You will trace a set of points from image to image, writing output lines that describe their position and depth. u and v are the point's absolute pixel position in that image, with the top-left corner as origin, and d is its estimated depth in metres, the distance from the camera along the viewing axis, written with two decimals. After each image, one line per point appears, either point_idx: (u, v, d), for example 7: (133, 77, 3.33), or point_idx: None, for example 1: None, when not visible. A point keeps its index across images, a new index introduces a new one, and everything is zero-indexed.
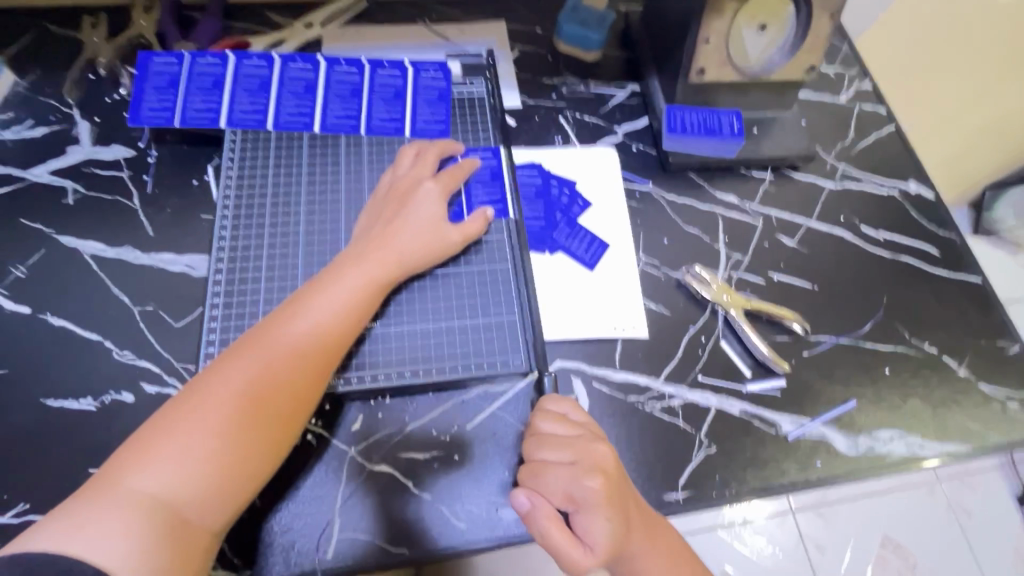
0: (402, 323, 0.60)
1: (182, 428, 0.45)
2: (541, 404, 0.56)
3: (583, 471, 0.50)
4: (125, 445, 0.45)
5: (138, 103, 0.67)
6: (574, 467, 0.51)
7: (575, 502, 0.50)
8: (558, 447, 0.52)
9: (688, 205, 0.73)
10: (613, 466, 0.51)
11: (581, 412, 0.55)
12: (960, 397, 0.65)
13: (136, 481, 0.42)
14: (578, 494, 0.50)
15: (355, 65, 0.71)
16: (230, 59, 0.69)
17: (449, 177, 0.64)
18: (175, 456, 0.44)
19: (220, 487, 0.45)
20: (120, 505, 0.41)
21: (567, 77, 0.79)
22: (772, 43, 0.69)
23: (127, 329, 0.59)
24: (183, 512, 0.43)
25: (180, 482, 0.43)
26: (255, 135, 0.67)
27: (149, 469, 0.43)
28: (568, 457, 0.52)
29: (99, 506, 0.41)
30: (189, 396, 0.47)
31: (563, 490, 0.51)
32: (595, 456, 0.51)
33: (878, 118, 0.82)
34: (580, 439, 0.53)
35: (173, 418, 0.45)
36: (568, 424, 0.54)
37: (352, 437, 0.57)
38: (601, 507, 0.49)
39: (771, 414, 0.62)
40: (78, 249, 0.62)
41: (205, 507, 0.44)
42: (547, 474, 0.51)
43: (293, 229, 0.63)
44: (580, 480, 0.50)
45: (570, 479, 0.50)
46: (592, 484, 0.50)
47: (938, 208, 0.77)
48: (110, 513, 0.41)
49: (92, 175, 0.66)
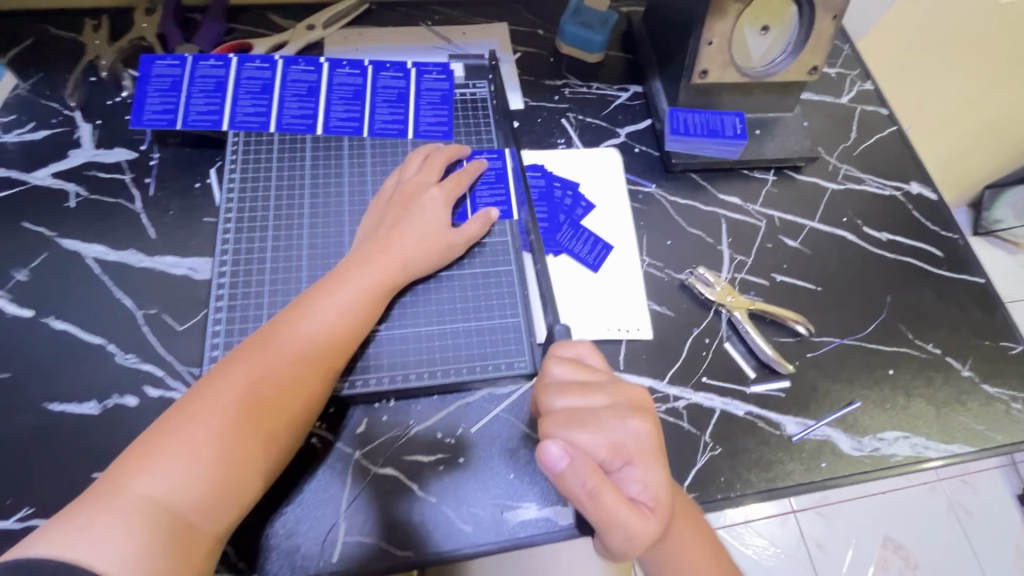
0: (407, 326, 0.59)
1: (187, 431, 0.45)
2: (552, 350, 0.52)
3: (623, 415, 0.47)
4: (130, 448, 0.44)
5: (140, 106, 0.66)
6: (611, 412, 0.47)
7: (619, 452, 0.46)
8: (588, 391, 0.48)
9: (691, 207, 0.73)
10: (647, 407, 0.49)
11: (598, 358, 0.52)
12: (963, 398, 0.65)
13: (141, 484, 0.42)
14: (623, 439, 0.46)
15: (358, 67, 0.71)
16: (232, 62, 0.69)
17: (454, 181, 0.64)
18: (180, 460, 0.44)
19: (225, 491, 0.45)
20: (124, 509, 0.41)
21: (570, 79, 0.79)
22: (774, 44, 0.70)
23: (130, 333, 0.59)
24: (187, 516, 0.43)
25: (184, 486, 0.43)
26: (258, 138, 0.67)
27: (154, 472, 0.43)
28: (601, 402, 0.48)
29: (103, 510, 0.41)
30: (195, 398, 0.47)
31: (604, 437, 0.45)
32: (629, 400, 0.49)
33: (880, 119, 0.82)
34: (609, 384, 0.50)
35: (179, 420, 0.45)
36: (589, 369, 0.50)
37: (357, 441, 0.57)
38: (649, 453, 0.46)
39: (776, 415, 0.62)
40: (81, 252, 0.62)
41: (209, 511, 0.44)
42: (585, 421, 0.46)
43: (296, 232, 0.62)
44: (622, 424, 0.46)
45: (610, 423, 0.46)
46: (634, 427, 0.47)
47: (941, 208, 0.77)
48: (114, 517, 0.41)
49: (94, 179, 0.66)
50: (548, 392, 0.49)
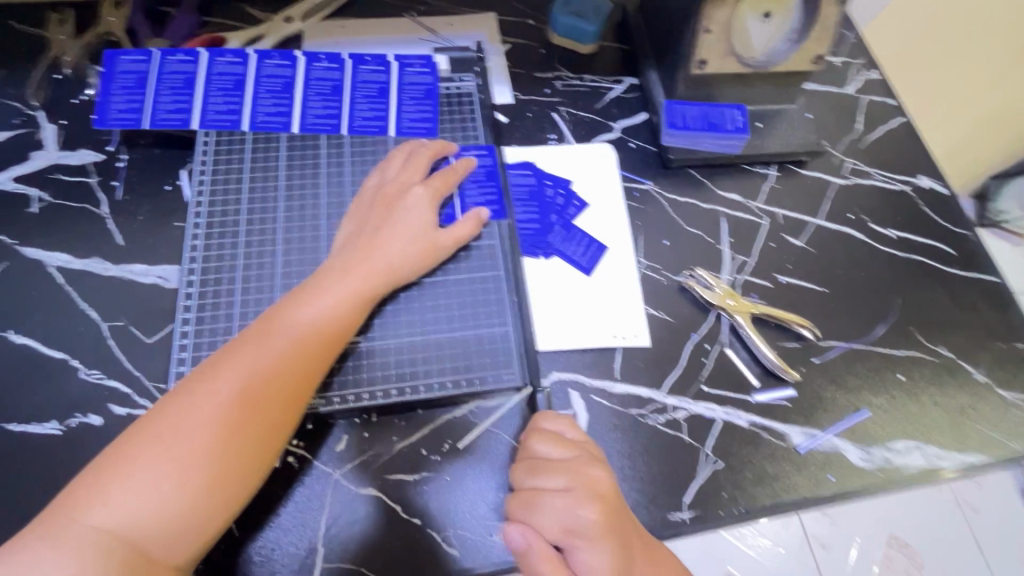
0: (390, 337, 0.56)
1: (146, 457, 0.41)
2: (535, 423, 0.53)
3: (579, 500, 0.47)
4: (84, 474, 0.41)
5: (104, 104, 0.63)
6: (569, 495, 0.48)
7: (573, 535, 0.46)
8: (551, 472, 0.49)
9: (689, 205, 0.69)
10: (610, 489, 0.49)
11: (576, 430, 0.52)
12: (978, 404, 0.62)
13: (94, 517, 0.39)
14: (574, 524, 0.47)
15: (336, 60, 0.67)
16: (202, 56, 0.65)
17: (441, 181, 0.60)
18: (138, 489, 0.40)
19: (190, 521, 0.41)
20: (77, 545, 0.38)
21: (561, 71, 0.75)
22: (776, 32, 0.65)
23: (95, 347, 0.55)
24: (147, 549, 0.40)
25: (143, 517, 0.40)
26: (230, 137, 0.63)
27: (109, 502, 0.40)
28: (563, 483, 0.48)
29: (53, 546, 0.38)
30: (159, 417, 0.43)
31: (557, 520, 0.47)
32: (593, 482, 0.48)
33: (887, 109, 0.79)
34: (575, 461, 0.50)
35: (141, 442, 0.42)
36: (561, 444, 0.51)
37: (336, 459, 0.53)
38: (600, 537, 0.46)
39: (781, 426, 0.58)
40: (43, 261, 0.59)
41: (171, 543, 0.41)
42: (541, 504, 0.48)
43: (271, 237, 0.59)
44: (576, 509, 0.47)
45: (563, 508, 0.47)
46: (588, 513, 0.47)
47: (952, 203, 0.73)
48: (67, 553, 0.38)
49: (58, 183, 0.62)
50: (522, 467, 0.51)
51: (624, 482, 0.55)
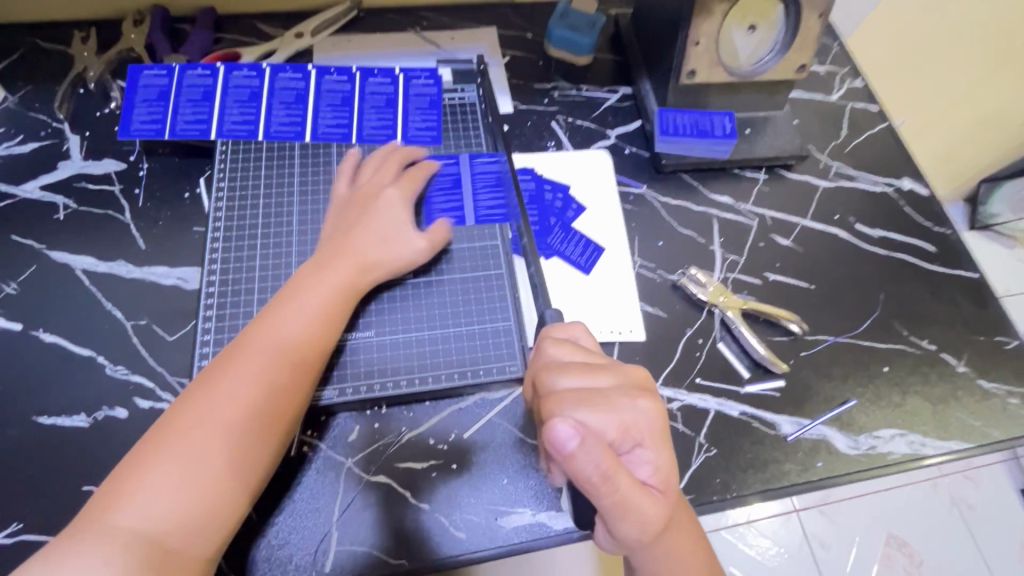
0: (396, 332, 0.59)
1: (158, 460, 0.44)
2: (548, 332, 0.50)
3: (636, 394, 0.45)
4: (104, 486, 0.44)
5: (128, 117, 0.67)
6: (621, 389, 0.45)
7: (630, 432, 0.43)
8: (593, 371, 0.46)
9: (682, 207, 0.73)
10: (649, 387, 0.48)
11: (592, 339, 0.50)
12: (960, 394, 0.65)
13: (116, 520, 0.42)
14: (634, 419, 0.44)
15: (346, 73, 0.71)
16: (219, 70, 0.69)
17: (409, 181, 0.63)
18: (154, 490, 0.43)
19: (207, 514, 0.44)
20: (103, 546, 0.41)
21: (559, 82, 0.79)
22: (761, 43, 0.69)
23: (119, 344, 0.58)
24: (170, 542, 0.42)
25: (162, 514, 0.43)
26: (246, 147, 0.67)
27: (129, 506, 0.43)
28: (607, 380, 0.45)
29: (80, 550, 0.41)
30: (166, 425, 0.46)
31: (616, 417, 0.43)
32: (636, 377, 0.47)
33: (871, 115, 0.82)
34: (612, 362, 0.47)
35: (152, 449, 0.45)
36: (586, 349, 0.48)
37: (349, 448, 0.56)
38: (658, 434, 0.44)
39: (770, 415, 0.61)
40: (70, 264, 0.62)
41: (193, 536, 0.43)
42: (592, 400, 0.43)
43: (285, 239, 0.62)
44: (634, 404, 0.44)
45: (619, 402, 0.44)
46: (646, 407, 0.45)
47: (933, 204, 0.77)
48: (94, 555, 0.40)
49: (83, 191, 0.66)
50: (548, 371, 0.46)
51: None
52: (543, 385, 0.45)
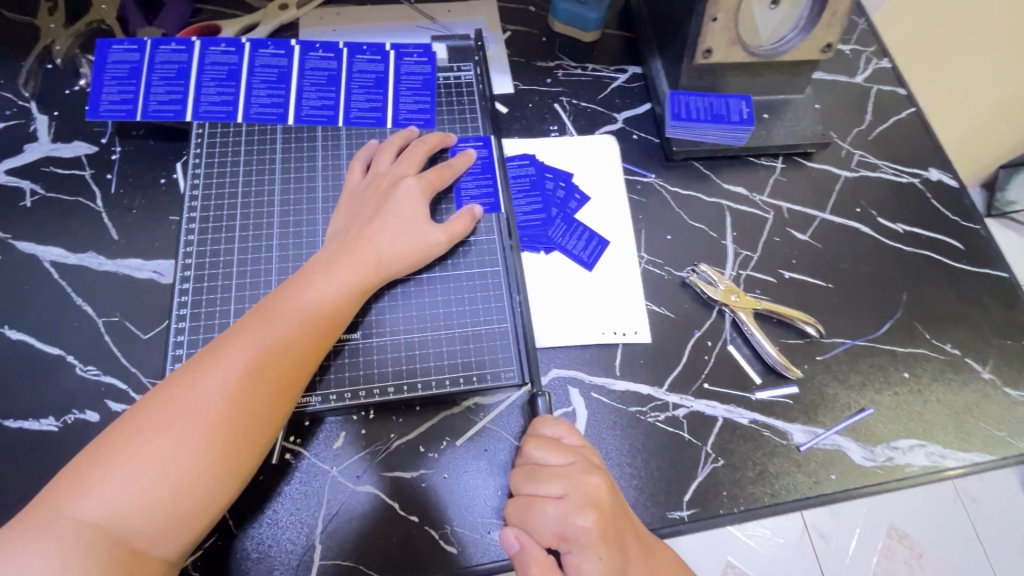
0: (386, 333, 0.55)
1: (131, 452, 0.41)
2: (535, 427, 0.49)
3: (577, 507, 0.44)
4: (71, 465, 0.41)
5: (97, 96, 0.62)
6: (564, 502, 0.44)
7: (566, 543, 0.43)
8: (545, 478, 0.46)
9: (693, 199, 0.68)
10: (608, 498, 0.45)
11: (574, 435, 0.48)
12: (984, 402, 0.61)
13: (78, 510, 0.39)
14: (569, 532, 0.43)
15: (332, 50, 0.66)
16: (195, 46, 0.63)
17: (434, 175, 0.59)
18: (119, 483, 0.40)
19: (173, 518, 0.41)
20: (63, 538, 0.38)
21: (563, 60, 0.73)
22: (785, 19, 0.63)
23: (91, 342, 0.55)
24: (132, 543, 0.39)
25: (127, 511, 0.39)
26: (224, 129, 0.62)
27: (93, 495, 0.39)
28: (559, 489, 0.45)
29: (36, 537, 0.38)
30: (145, 413, 0.43)
31: (550, 528, 0.44)
32: (591, 489, 0.45)
33: (898, 99, 0.77)
34: (572, 468, 0.46)
35: (126, 440, 0.41)
36: (558, 449, 0.47)
37: (333, 456, 0.53)
38: (596, 547, 0.43)
39: (782, 424, 0.58)
40: (38, 256, 0.58)
41: (157, 537, 0.40)
42: (536, 511, 0.44)
43: (266, 231, 0.58)
44: (571, 518, 0.43)
45: (558, 517, 0.44)
46: (584, 522, 0.43)
47: (962, 197, 0.71)
48: (53, 546, 0.37)
49: (51, 175, 0.62)
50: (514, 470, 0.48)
51: (623, 478, 0.54)
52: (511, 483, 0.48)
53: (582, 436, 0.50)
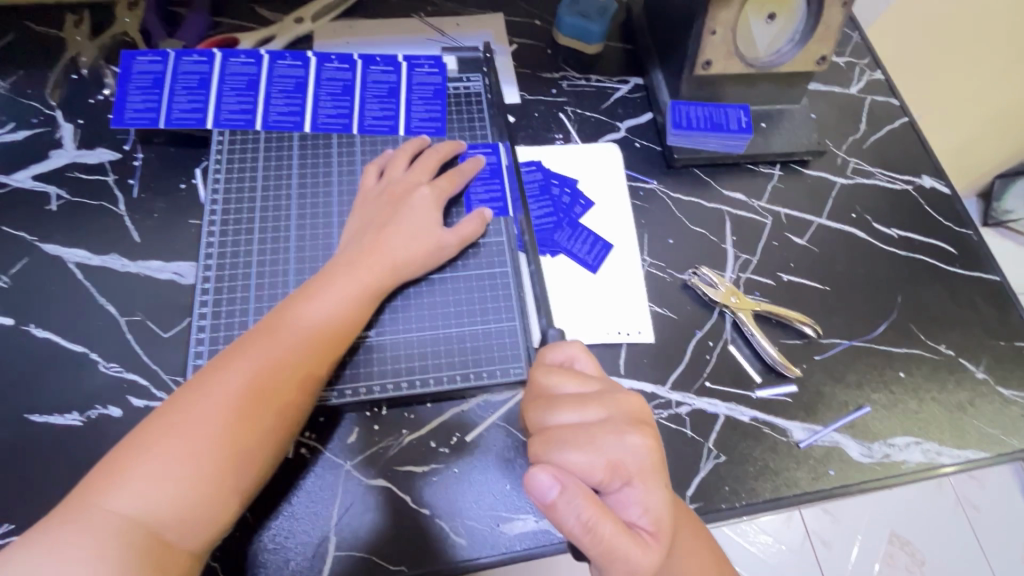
0: (399, 331, 0.57)
1: (163, 445, 0.43)
2: (543, 357, 0.50)
3: (623, 428, 0.44)
4: (106, 459, 0.43)
5: (122, 104, 0.64)
6: (609, 425, 0.44)
7: (618, 470, 0.42)
8: (583, 404, 0.45)
9: (694, 204, 0.70)
10: (646, 418, 0.46)
11: (594, 364, 0.49)
12: (978, 401, 0.63)
13: (112, 501, 0.40)
14: (620, 456, 0.43)
15: (347, 61, 0.68)
16: (216, 57, 0.66)
17: (447, 181, 0.62)
18: (152, 475, 0.42)
19: (201, 509, 0.42)
20: (97, 528, 0.39)
21: (567, 71, 0.76)
22: (781, 33, 0.66)
23: (113, 341, 0.57)
24: (163, 533, 0.41)
25: (159, 503, 0.41)
26: (243, 136, 0.64)
27: (127, 488, 0.41)
28: (598, 414, 0.45)
29: (71, 528, 0.39)
30: (175, 408, 0.45)
31: (601, 455, 0.42)
32: (630, 410, 0.46)
33: (891, 109, 0.79)
34: (603, 393, 0.46)
35: (158, 433, 0.43)
36: (583, 378, 0.47)
37: (348, 450, 0.55)
38: (650, 472, 0.43)
39: (782, 421, 0.60)
40: (63, 257, 0.60)
41: (186, 528, 0.42)
42: (583, 436, 0.43)
43: (283, 233, 0.60)
44: (620, 440, 0.43)
45: (608, 439, 0.43)
46: (634, 441, 0.44)
47: (954, 204, 0.74)
48: (87, 536, 0.39)
49: (76, 181, 0.64)
50: (538, 407, 0.46)
51: None
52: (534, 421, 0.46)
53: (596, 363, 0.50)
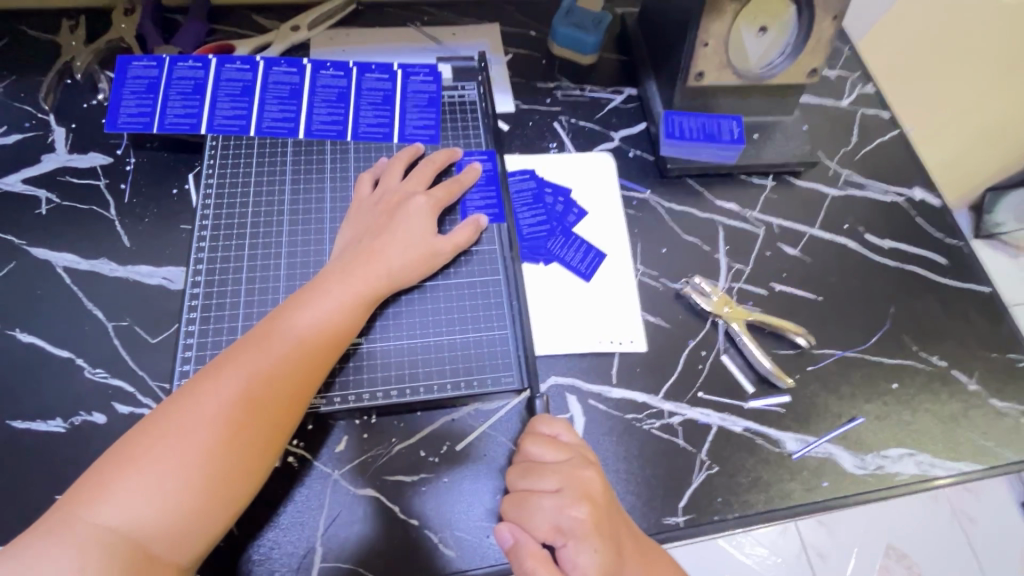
0: (390, 339, 0.57)
1: (150, 457, 0.42)
2: (534, 426, 0.52)
3: (571, 500, 0.46)
4: (91, 470, 0.42)
5: (116, 109, 0.64)
6: (560, 496, 0.47)
7: (561, 535, 0.45)
8: (542, 474, 0.48)
9: (687, 214, 0.70)
10: (600, 492, 0.47)
11: (573, 434, 0.51)
12: (970, 413, 0.63)
13: (96, 515, 0.40)
14: (563, 524, 0.45)
15: (342, 69, 0.69)
16: (211, 63, 0.66)
17: (443, 191, 0.62)
18: (139, 487, 0.41)
19: (188, 522, 0.42)
20: (81, 542, 0.39)
21: (562, 81, 0.77)
22: (772, 46, 0.68)
23: (100, 347, 0.56)
24: (148, 546, 0.40)
25: (146, 516, 0.40)
26: (237, 142, 0.64)
27: (112, 501, 0.40)
28: (554, 484, 0.48)
29: (56, 542, 0.38)
30: (163, 418, 0.44)
31: (547, 520, 0.46)
32: (585, 483, 0.47)
33: (881, 122, 0.80)
34: (569, 464, 0.49)
35: (145, 445, 0.42)
36: (556, 447, 0.50)
37: (336, 459, 0.54)
38: (590, 539, 0.45)
39: (775, 432, 0.59)
40: (52, 262, 0.60)
41: (172, 541, 0.41)
42: (532, 505, 0.47)
43: (275, 239, 0.60)
44: (565, 510, 0.46)
45: (554, 509, 0.46)
46: (579, 514, 0.46)
47: (945, 215, 0.74)
48: (70, 550, 0.38)
49: (67, 185, 0.64)
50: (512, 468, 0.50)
51: (619, 485, 0.55)
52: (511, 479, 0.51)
53: (579, 436, 0.52)
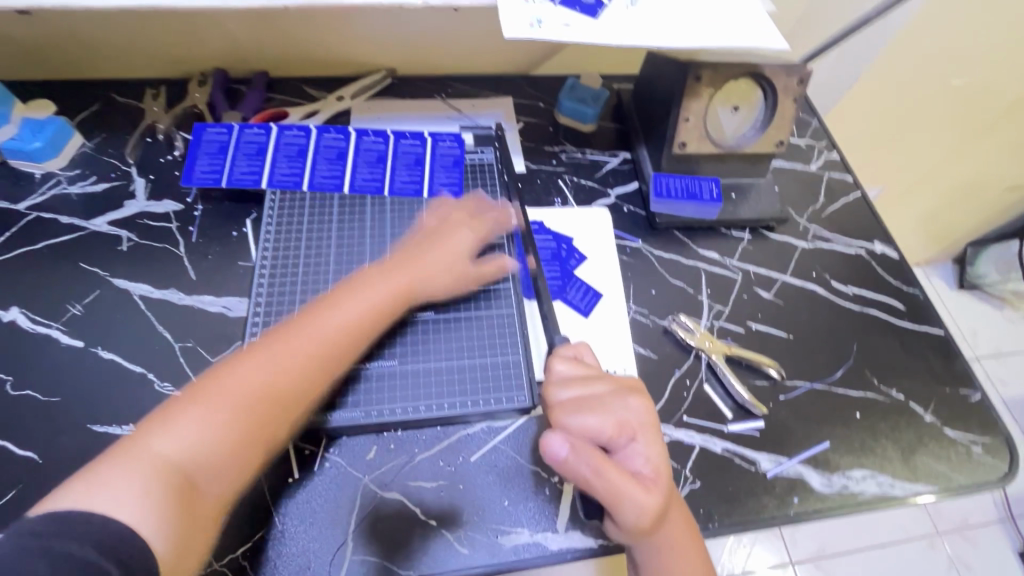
0: (418, 361, 0.66)
1: (207, 402, 0.51)
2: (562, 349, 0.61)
3: (626, 399, 0.57)
4: (158, 411, 0.51)
5: (190, 167, 0.76)
6: (615, 396, 0.57)
7: (624, 429, 0.55)
8: (591, 381, 0.58)
9: (674, 261, 0.81)
10: (642, 388, 0.59)
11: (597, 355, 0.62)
12: (925, 440, 0.70)
13: (157, 445, 0.48)
14: (627, 418, 0.55)
15: (381, 135, 0.82)
16: (272, 130, 0.79)
17: (474, 226, 0.72)
18: (195, 425, 0.49)
19: (225, 462, 0.50)
20: (141, 466, 0.46)
21: (566, 146, 0.89)
22: (744, 120, 0.80)
23: (168, 363, 0.66)
24: (192, 476, 0.48)
25: (196, 450, 0.49)
26: (292, 195, 0.76)
27: (171, 435, 0.48)
28: (605, 388, 0.57)
29: (120, 464, 0.46)
30: (222, 373, 0.53)
31: (610, 418, 0.55)
32: (630, 385, 0.58)
33: (845, 184, 0.92)
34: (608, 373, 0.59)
35: (206, 391, 0.51)
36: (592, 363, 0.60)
37: (367, 465, 0.62)
38: (649, 430, 0.56)
39: (751, 452, 0.67)
40: (129, 291, 0.70)
41: (210, 475, 0.49)
42: (590, 407, 0.55)
43: (323, 275, 0.71)
44: (623, 408, 0.56)
45: (613, 407, 0.56)
46: (636, 407, 0.56)
47: (902, 265, 0.85)
48: (131, 470, 0.45)
49: (144, 226, 0.75)
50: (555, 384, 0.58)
51: None
52: (550, 398, 0.57)
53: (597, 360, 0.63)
